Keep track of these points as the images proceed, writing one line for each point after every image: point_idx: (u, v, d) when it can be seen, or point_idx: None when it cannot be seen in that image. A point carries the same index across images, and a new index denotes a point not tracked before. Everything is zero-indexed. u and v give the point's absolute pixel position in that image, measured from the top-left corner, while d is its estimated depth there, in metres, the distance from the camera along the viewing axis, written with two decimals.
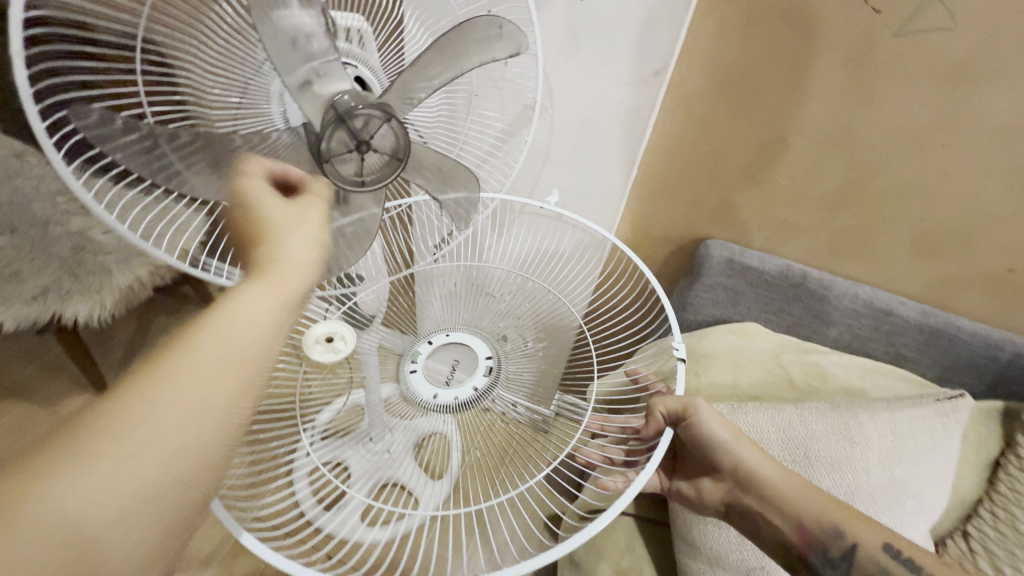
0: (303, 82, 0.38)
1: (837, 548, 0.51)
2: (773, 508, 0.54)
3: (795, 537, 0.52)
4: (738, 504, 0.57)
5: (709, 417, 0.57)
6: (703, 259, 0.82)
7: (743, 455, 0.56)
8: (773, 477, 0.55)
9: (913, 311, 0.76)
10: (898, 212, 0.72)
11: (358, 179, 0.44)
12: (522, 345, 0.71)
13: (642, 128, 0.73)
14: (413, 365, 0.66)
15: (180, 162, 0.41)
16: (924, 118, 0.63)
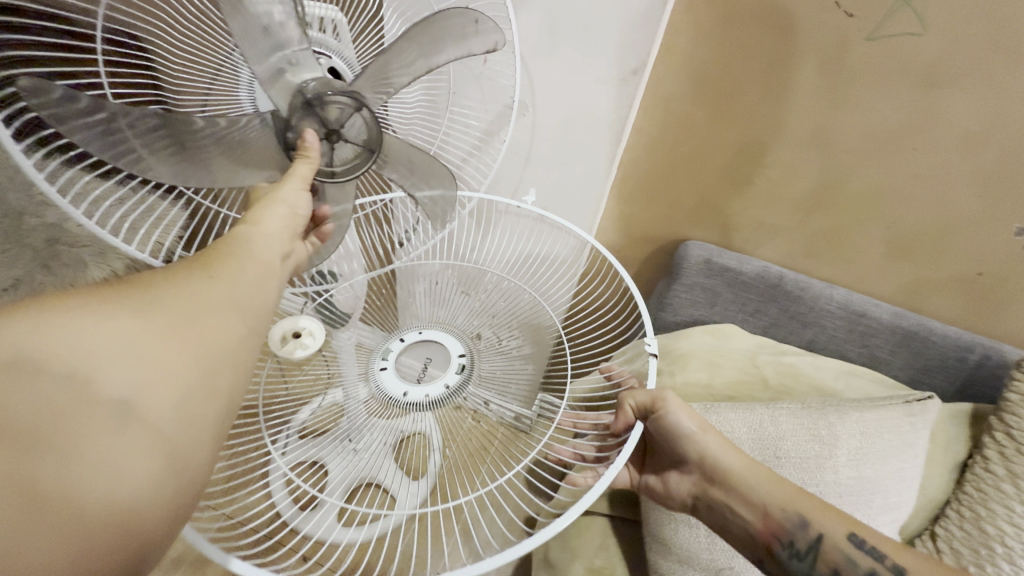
0: (274, 71, 0.41)
1: (802, 539, 0.50)
2: (738, 499, 0.54)
3: (759, 524, 0.52)
4: (704, 496, 0.57)
5: (677, 410, 0.58)
6: (682, 258, 0.83)
7: (708, 446, 0.57)
8: (740, 469, 0.55)
9: (886, 313, 0.77)
10: (872, 214, 0.73)
11: (329, 170, 0.49)
12: (496, 343, 0.70)
13: (622, 128, 0.74)
14: (383, 363, 0.65)
15: (143, 146, 0.40)
16: (896, 121, 0.64)
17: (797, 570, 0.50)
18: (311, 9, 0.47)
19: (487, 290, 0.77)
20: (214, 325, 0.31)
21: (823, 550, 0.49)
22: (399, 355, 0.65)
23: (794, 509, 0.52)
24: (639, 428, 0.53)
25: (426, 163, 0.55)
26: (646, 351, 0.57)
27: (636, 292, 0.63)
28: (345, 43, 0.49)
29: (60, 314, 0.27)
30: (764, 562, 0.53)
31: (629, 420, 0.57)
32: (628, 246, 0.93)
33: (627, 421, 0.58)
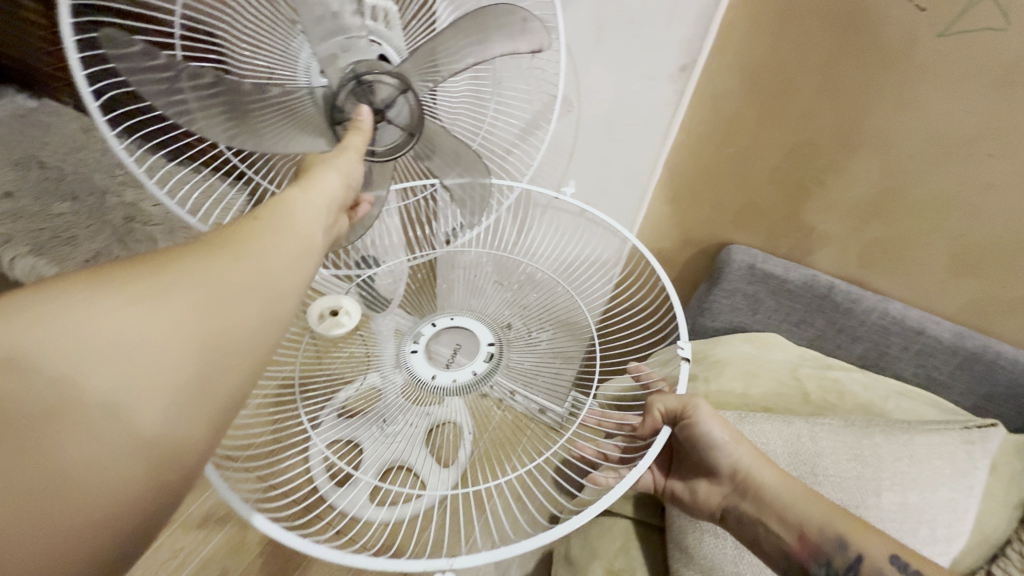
0: (329, 54, 0.46)
1: (841, 560, 0.47)
2: (770, 515, 0.52)
3: (794, 544, 0.50)
4: (734, 507, 0.55)
5: (710, 420, 0.57)
6: (724, 263, 0.80)
7: (740, 458, 0.55)
8: (772, 484, 0.53)
9: (947, 331, 0.72)
10: (936, 225, 0.68)
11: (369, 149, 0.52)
12: (526, 335, 0.70)
13: (666, 124, 0.72)
14: (414, 345, 0.66)
15: (196, 103, 0.45)
16: (969, 125, 0.60)
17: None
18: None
19: (519, 283, 0.77)
20: (229, 310, 0.33)
21: (861, 571, 0.47)
22: (429, 338, 0.66)
23: (831, 528, 0.49)
24: (666, 431, 0.51)
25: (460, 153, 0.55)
26: (679, 354, 0.55)
27: (669, 288, 0.61)
28: (396, 31, 0.50)
29: (68, 304, 0.29)
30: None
31: (658, 422, 0.56)
32: (668, 248, 0.91)
33: (654, 424, 0.57)
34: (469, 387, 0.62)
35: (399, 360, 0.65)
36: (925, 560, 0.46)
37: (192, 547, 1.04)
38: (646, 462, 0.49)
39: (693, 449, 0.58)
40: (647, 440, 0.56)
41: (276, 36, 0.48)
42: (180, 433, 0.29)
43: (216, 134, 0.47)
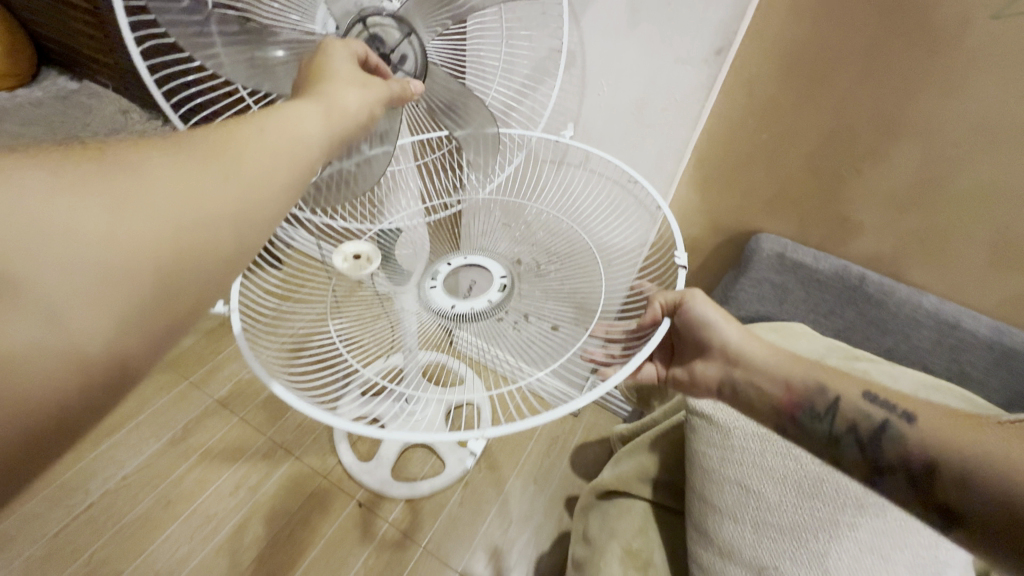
0: (344, 10, 0.52)
1: (821, 402, 0.48)
2: (756, 377, 0.54)
3: (782, 396, 0.51)
4: (729, 379, 0.56)
5: (701, 305, 0.58)
6: (753, 252, 0.80)
7: (729, 335, 0.57)
8: (762, 355, 0.54)
9: (984, 326, 0.70)
10: (978, 216, 0.66)
11: None
12: (536, 268, 0.65)
13: (697, 110, 0.71)
14: (433, 281, 0.62)
15: (224, 47, 0.49)
16: (1019, 113, 0.58)
17: (817, 432, 0.48)
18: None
19: (528, 222, 0.72)
20: (196, 221, 0.32)
21: (839, 411, 0.47)
22: (446, 274, 0.63)
23: (812, 377, 0.50)
24: (666, 324, 0.50)
25: (467, 105, 0.60)
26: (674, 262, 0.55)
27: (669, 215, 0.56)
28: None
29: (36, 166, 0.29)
30: (785, 431, 0.51)
31: (658, 315, 0.57)
32: (696, 235, 0.90)
33: (656, 316, 0.57)
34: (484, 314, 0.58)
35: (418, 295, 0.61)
36: (892, 393, 0.46)
37: (224, 514, 1.09)
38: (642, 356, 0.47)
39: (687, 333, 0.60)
40: (648, 328, 0.56)
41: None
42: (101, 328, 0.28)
43: (239, 75, 0.51)
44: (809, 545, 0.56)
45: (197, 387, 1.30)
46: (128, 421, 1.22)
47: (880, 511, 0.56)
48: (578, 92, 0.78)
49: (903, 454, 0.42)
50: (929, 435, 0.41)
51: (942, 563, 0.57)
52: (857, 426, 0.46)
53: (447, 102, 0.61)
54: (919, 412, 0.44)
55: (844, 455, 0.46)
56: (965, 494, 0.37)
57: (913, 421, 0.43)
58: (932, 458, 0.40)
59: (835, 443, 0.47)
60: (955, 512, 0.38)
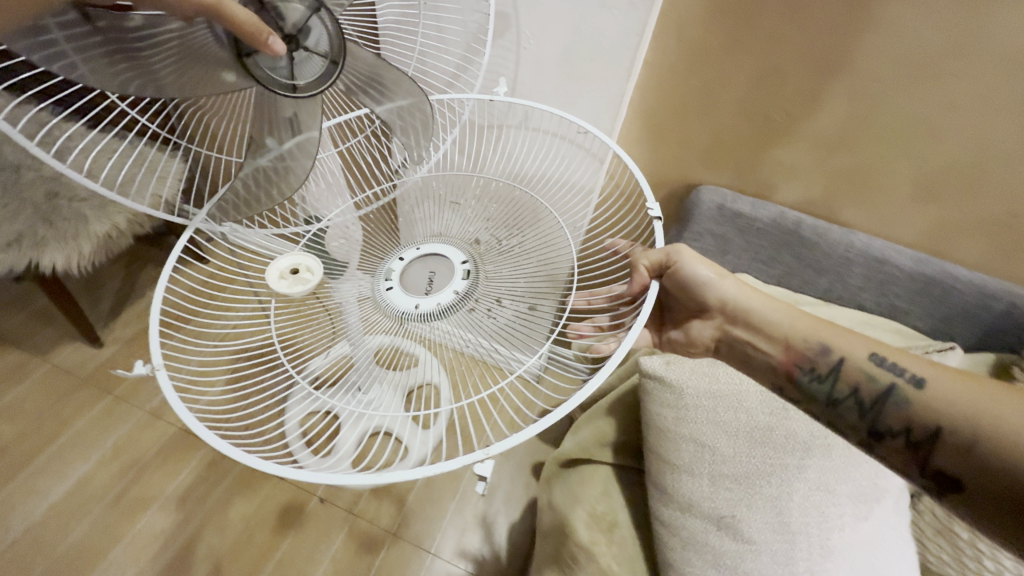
0: None
1: (824, 364, 0.49)
2: (757, 335, 0.53)
3: (781, 357, 0.52)
4: (725, 336, 0.56)
5: (692, 261, 0.55)
6: (693, 204, 0.78)
7: (729, 291, 0.55)
8: (760, 307, 0.53)
9: (909, 259, 0.73)
10: (899, 151, 0.67)
11: (290, 84, 0.47)
12: (497, 245, 0.62)
13: (628, 60, 0.67)
14: (388, 282, 0.57)
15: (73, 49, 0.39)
16: (933, 43, 0.58)
17: (817, 393, 0.49)
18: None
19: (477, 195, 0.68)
20: None
21: (845, 371, 0.48)
22: (403, 270, 0.58)
23: (816, 338, 0.50)
24: (655, 288, 0.49)
25: (387, 77, 0.53)
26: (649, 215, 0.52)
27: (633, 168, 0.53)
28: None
29: None
30: (783, 390, 0.52)
31: (646, 281, 0.53)
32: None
33: (644, 281, 0.53)
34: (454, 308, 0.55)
35: (376, 300, 0.57)
36: (899, 354, 0.47)
37: (172, 530, 1.02)
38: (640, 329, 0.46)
39: (680, 292, 0.57)
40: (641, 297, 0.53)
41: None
42: None
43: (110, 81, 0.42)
44: (762, 490, 0.58)
45: (124, 399, 1.18)
46: (47, 446, 1.10)
47: (826, 451, 0.59)
48: (505, 48, 0.72)
49: (906, 422, 0.44)
50: (935, 403, 0.43)
51: (880, 489, 0.60)
52: (859, 389, 0.47)
53: (369, 76, 0.53)
54: (928, 375, 0.45)
55: (842, 417, 0.48)
56: (967, 465, 0.41)
57: (921, 387, 0.44)
58: (934, 425, 0.43)
59: (834, 405, 0.48)
60: (957, 481, 0.41)
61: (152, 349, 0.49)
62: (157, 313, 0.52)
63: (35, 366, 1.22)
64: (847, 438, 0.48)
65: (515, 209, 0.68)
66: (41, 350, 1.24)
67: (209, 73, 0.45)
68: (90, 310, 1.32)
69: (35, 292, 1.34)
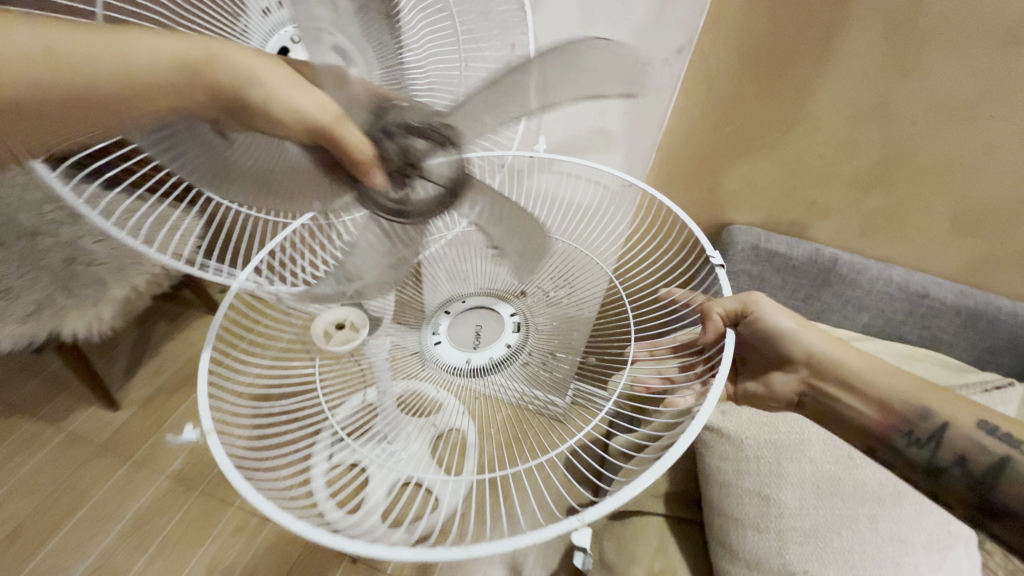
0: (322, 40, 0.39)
1: (924, 428, 0.47)
2: (848, 391, 0.52)
3: (877, 417, 0.50)
4: (816, 389, 0.55)
5: (772, 309, 0.56)
6: (728, 245, 0.78)
7: (812, 341, 0.55)
8: (852, 363, 0.52)
9: (950, 291, 0.73)
10: (937, 189, 0.68)
11: (398, 209, 0.40)
12: (545, 297, 0.62)
13: (663, 110, 0.68)
14: (436, 336, 0.57)
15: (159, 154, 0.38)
16: (970, 88, 0.59)
17: (916, 458, 0.47)
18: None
19: None
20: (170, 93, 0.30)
21: (946, 438, 0.46)
22: (450, 324, 0.58)
23: (916, 401, 0.49)
24: (731, 336, 0.48)
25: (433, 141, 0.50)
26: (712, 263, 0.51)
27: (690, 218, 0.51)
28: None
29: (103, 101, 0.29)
30: (874, 451, 0.50)
31: (721, 328, 0.52)
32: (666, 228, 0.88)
33: (719, 328, 0.52)
34: (506, 361, 0.55)
35: (424, 356, 0.56)
36: (1015, 427, 0.46)
37: None
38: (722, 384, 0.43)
39: (762, 342, 0.57)
40: (719, 346, 0.51)
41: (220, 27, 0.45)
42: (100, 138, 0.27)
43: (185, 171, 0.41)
44: (834, 544, 0.55)
45: (144, 465, 1.15)
46: (65, 521, 1.07)
47: (897, 501, 0.56)
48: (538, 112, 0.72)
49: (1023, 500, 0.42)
50: None
51: (955, 535, 0.56)
52: (966, 459, 0.45)
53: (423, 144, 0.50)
54: None
55: (946, 488, 0.45)
56: None
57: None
58: None
59: (937, 474, 0.46)
60: None
61: (202, 412, 0.50)
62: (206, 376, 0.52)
63: (50, 436, 1.18)
64: (954, 511, 0.45)
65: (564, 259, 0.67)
66: (56, 418, 1.20)
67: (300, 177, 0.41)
68: (106, 372, 1.29)
69: (48, 356, 1.31)
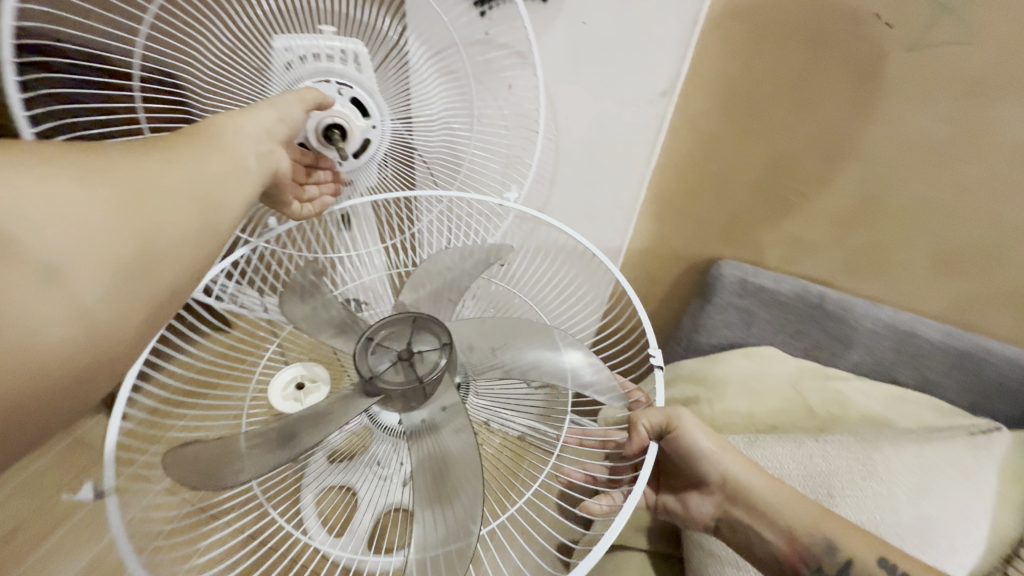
0: (326, 316, 0.55)
1: (831, 563, 0.44)
2: (760, 521, 0.47)
3: (784, 548, 0.45)
4: (727, 517, 0.49)
5: (692, 427, 0.50)
6: (716, 279, 0.80)
7: (730, 467, 0.49)
8: (761, 489, 0.48)
9: (937, 332, 0.72)
10: (917, 230, 0.69)
11: (416, 380, 0.47)
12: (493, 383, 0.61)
13: (647, 148, 0.72)
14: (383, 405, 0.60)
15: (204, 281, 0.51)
16: (939, 132, 0.60)
17: None
18: (334, 44, 0.55)
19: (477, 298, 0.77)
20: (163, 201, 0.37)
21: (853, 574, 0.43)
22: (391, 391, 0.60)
23: (819, 531, 0.45)
24: (655, 449, 0.44)
25: (456, 281, 0.61)
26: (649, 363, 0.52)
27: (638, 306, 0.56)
28: (366, 73, 0.57)
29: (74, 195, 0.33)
30: None
31: (645, 442, 0.47)
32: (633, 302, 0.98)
33: (643, 442, 0.47)
34: (422, 431, 0.48)
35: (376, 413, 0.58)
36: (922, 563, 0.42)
37: None
38: (641, 486, 0.42)
39: (678, 461, 0.51)
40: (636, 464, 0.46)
41: (252, 80, 0.58)
42: (123, 278, 0.33)
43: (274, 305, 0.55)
44: None
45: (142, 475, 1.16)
46: None
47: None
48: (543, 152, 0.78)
49: None
50: None
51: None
52: None
53: (444, 282, 0.61)
54: None
55: None
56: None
57: None
58: None
59: None
60: None
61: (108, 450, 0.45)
62: (118, 415, 0.47)
63: None
64: None
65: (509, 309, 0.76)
66: None
67: (320, 323, 0.55)
68: None
69: None
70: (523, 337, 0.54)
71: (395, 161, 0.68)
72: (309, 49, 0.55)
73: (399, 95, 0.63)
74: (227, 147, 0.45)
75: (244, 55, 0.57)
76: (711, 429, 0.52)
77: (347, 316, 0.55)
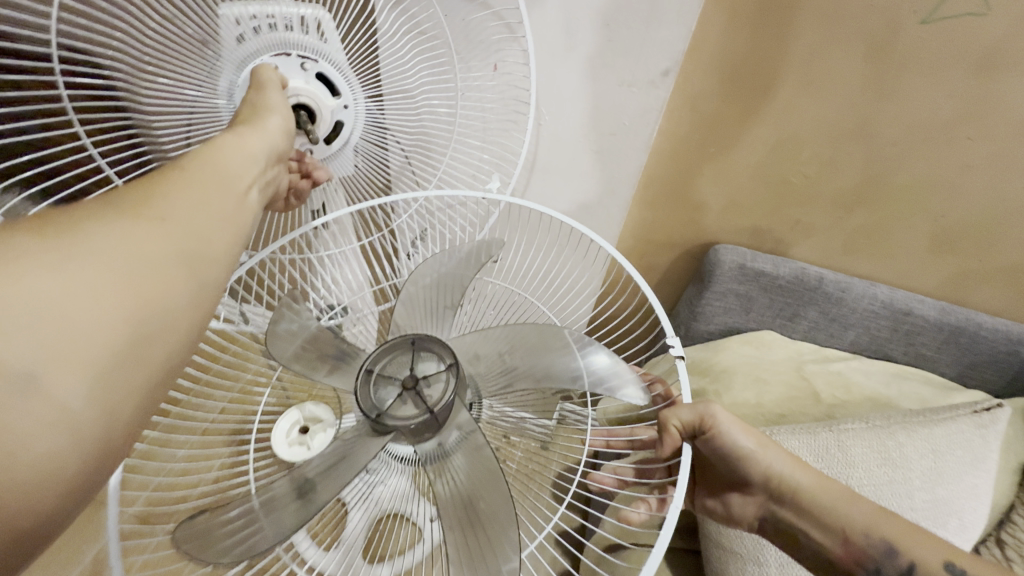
0: (310, 342, 0.48)
1: (892, 567, 0.42)
2: (810, 521, 0.45)
3: (839, 550, 0.44)
4: (773, 516, 0.47)
5: (731, 426, 0.47)
6: (714, 265, 0.77)
7: (774, 464, 0.47)
8: (810, 487, 0.46)
9: (932, 309, 0.73)
10: (915, 209, 0.69)
11: (427, 412, 0.42)
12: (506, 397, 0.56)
13: (647, 132, 0.68)
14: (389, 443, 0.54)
15: None
16: (946, 110, 0.59)
17: None
18: (293, 10, 0.49)
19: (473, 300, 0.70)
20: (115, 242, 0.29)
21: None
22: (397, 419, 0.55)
23: (878, 533, 0.43)
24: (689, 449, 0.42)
25: (451, 284, 0.54)
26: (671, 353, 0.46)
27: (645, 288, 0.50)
28: (331, 43, 0.52)
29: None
30: None
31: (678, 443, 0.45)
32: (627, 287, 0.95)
33: (676, 444, 0.45)
34: (443, 454, 0.43)
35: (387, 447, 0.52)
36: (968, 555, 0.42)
37: None
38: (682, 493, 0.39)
39: (719, 462, 0.48)
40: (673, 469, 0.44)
41: (199, 55, 0.49)
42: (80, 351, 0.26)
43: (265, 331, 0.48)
44: None
45: None
46: None
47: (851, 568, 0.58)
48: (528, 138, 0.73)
49: None
50: None
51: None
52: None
53: (436, 287, 0.54)
54: None
55: None
56: None
57: None
58: None
59: None
60: None
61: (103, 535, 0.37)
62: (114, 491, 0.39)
63: None
64: None
65: (513, 306, 0.69)
66: None
67: (313, 348, 0.48)
68: None
69: None
70: (535, 344, 0.48)
71: (372, 149, 0.61)
72: (263, 17, 0.49)
73: (368, 70, 0.57)
74: (186, 160, 0.37)
75: (183, 34, 0.48)
76: (749, 427, 0.49)
77: (337, 341, 0.49)
